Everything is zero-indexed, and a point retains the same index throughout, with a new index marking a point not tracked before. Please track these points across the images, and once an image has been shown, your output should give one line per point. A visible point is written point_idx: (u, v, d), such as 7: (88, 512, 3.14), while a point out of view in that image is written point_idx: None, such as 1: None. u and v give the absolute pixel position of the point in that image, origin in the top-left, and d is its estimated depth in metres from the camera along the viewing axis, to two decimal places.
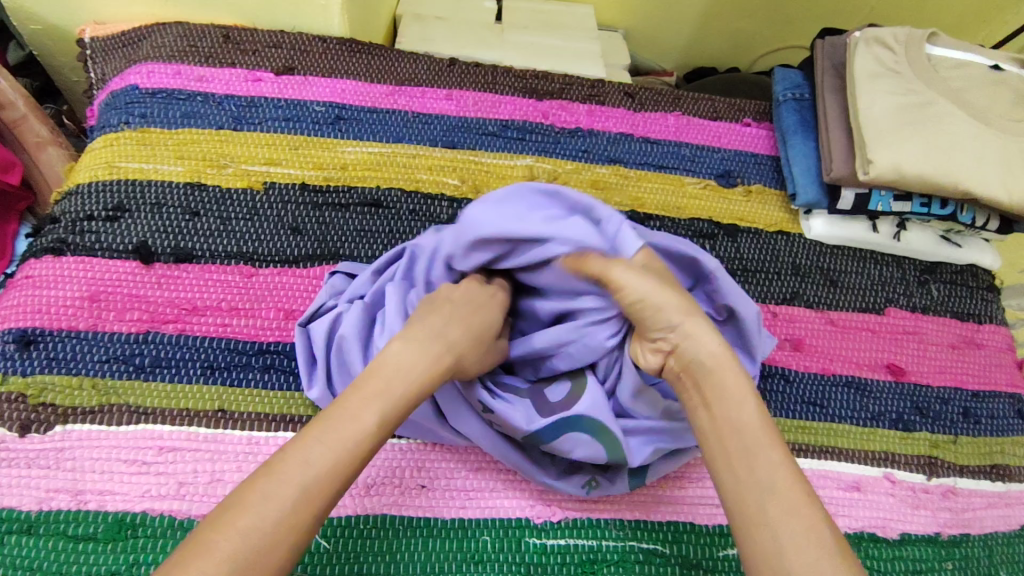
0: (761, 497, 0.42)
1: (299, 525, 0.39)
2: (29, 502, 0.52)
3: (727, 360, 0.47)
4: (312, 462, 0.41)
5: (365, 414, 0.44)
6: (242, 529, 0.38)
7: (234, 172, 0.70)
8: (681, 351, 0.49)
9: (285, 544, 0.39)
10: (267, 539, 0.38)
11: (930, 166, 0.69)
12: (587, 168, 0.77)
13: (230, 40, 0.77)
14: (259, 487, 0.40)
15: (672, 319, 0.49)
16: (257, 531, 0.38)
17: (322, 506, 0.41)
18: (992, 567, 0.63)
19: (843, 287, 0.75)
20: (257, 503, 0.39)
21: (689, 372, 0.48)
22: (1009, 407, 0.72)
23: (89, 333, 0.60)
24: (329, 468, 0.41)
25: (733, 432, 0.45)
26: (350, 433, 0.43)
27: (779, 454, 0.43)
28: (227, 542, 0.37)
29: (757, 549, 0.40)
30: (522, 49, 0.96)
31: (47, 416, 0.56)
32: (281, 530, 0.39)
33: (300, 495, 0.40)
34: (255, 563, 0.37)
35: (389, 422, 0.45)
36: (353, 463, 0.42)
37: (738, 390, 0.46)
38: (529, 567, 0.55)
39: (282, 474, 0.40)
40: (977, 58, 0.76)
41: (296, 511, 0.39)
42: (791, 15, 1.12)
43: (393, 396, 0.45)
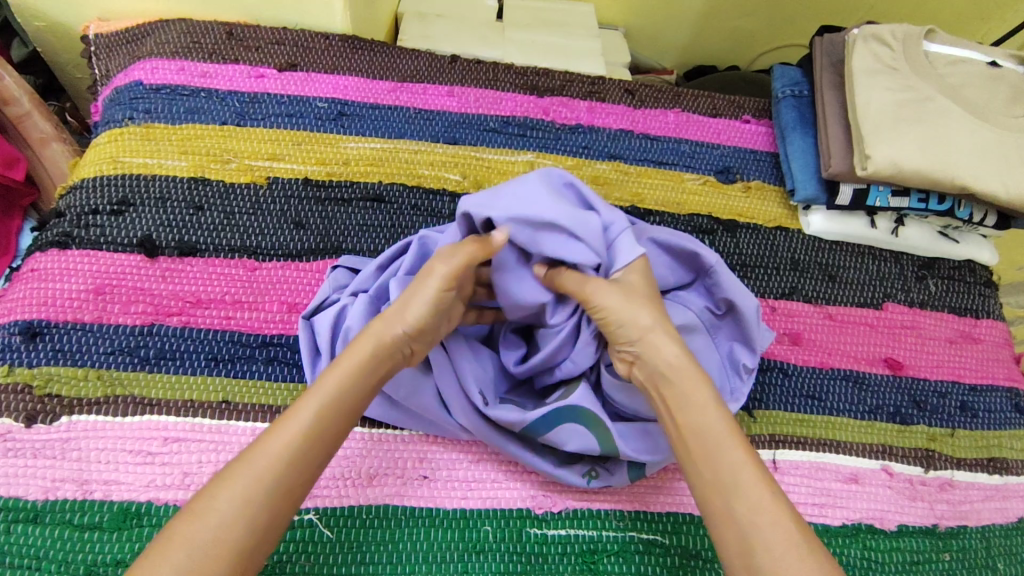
0: (726, 498, 0.44)
1: (257, 506, 0.42)
2: (35, 492, 0.53)
3: (687, 366, 0.49)
4: (266, 448, 0.44)
5: (312, 400, 0.46)
6: (201, 522, 0.40)
7: (237, 167, 0.71)
8: (644, 364, 0.51)
9: (245, 526, 0.41)
10: (227, 519, 0.41)
11: (926, 162, 0.69)
12: (587, 164, 0.78)
13: (234, 36, 0.77)
14: (219, 481, 0.43)
15: (631, 336, 0.51)
16: (217, 518, 0.41)
17: (282, 488, 0.43)
18: (990, 559, 0.63)
19: (842, 282, 0.76)
20: (215, 494, 0.42)
21: (654, 383, 0.50)
22: (1006, 401, 0.73)
23: (94, 325, 0.60)
24: (277, 456, 0.44)
25: (697, 436, 0.47)
26: (294, 423, 0.45)
27: (741, 453, 0.45)
28: (188, 529, 0.40)
29: (728, 549, 0.43)
30: (523, 48, 0.96)
31: (52, 407, 0.56)
32: (238, 512, 0.41)
33: (255, 479, 0.42)
34: (216, 546, 0.40)
35: (329, 412, 0.46)
36: (299, 451, 0.44)
37: (699, 397, 0.48)
38: (530, 557, 0.55)
39: (240, 465, 0.43)
40: (974, 54, 0.76)
41: (248, 498, 0.42)
42: (790, 14, 1.13)
43: (324, 382, 0.47)
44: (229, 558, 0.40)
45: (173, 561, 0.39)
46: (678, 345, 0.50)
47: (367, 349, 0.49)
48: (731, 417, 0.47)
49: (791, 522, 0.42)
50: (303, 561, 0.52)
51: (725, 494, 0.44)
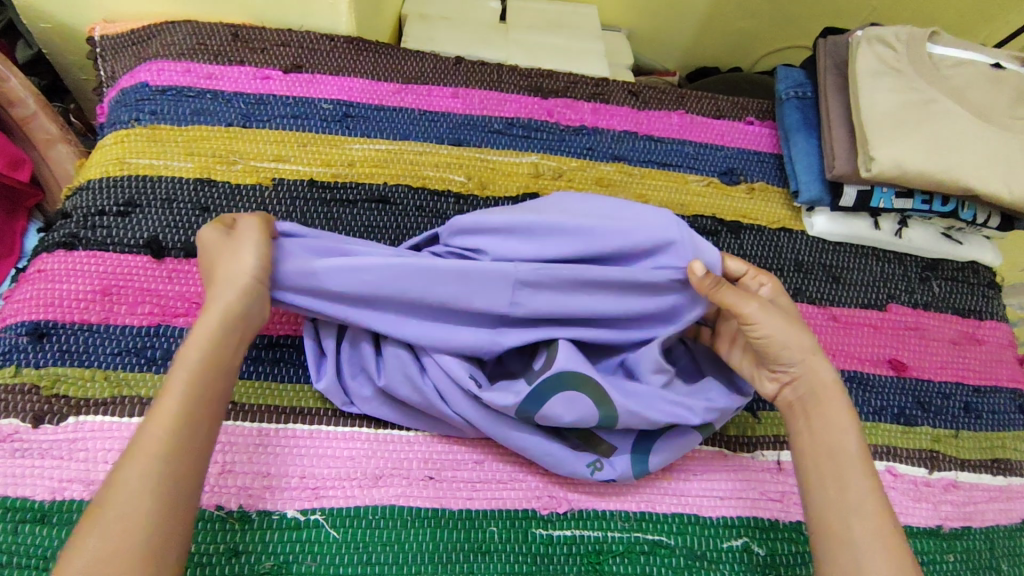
0: (848, 516, 0.48)
1: (149, 481, 0.42)
2: (42, 492, 0.53)
3: (836, 394, 0.53)
4: (142, 433, 0.45)
5: (173, 378, 0.47)
6: (111, 503, 0.41)
7: (243, 169, 0.71)
8: (797, 385, 0.54)
9: (149, 502, 0.42)
10: (131, 500, 0.42)
11: (930, 164, 0.69)
12: (591, 166, 0.78)
13: (239, 38, 0.78)
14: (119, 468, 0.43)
15: (795, 356, 0.54)
16: (121, 505, 0.41)
17: (168, 458, 0.44)
18: (994, 560, 0.63)
19: (845, 283, 0.76)
20: (118, 479, 0.42)
21: (801, 401, 0.54)
22: (1009, 402, 0.73)
23: (101, 326, 0.61)
24: (166, 426, 0.45)
25: (830, 455, 0.51)
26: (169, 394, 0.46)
27: (869, 481, 0.49)
28: (107, 510, 0.41)
29: (832, 556, 0.47)
30: (526, 49, 0.97)
31: (60, 407, 0.56)
32: (135, 492, 0.42)
33: (139, 461, 0.43)
34: (135, 518, 0.41)
35: (201, 377, 0.47)
36: (182, 415, 0.45)
37: (843, 421, 0.52)
38: (536, 557, 0.55)
39: (124, 458, 0.44)
40: (977, 56, 0.77)
41: (149, 469, 0.43)
42: (793, 15, 1.13)
43: (195, 347, 0.49)
44: (151, 521, 0.41)
45: (94, 543, 0.40)
46: (834, 371, 0.55)
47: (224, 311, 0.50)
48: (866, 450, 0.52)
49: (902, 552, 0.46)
50: (308, 561, 0.52)
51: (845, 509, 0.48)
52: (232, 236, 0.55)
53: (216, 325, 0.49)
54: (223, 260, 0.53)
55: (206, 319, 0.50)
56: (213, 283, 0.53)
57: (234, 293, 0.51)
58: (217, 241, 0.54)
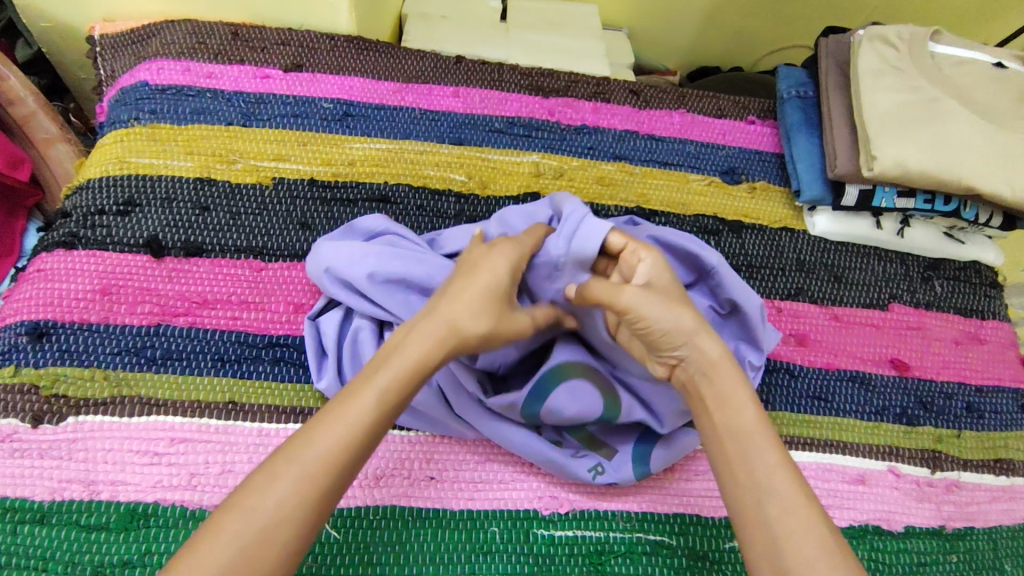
0: (761, 498, 0.43)
1: (306, 505, 0.40)
2: (41, 493, 0.53)
3: (728, 364, 0.49)
4: (312, 441, 0.42)
5: (365, 393, 0.44)
6: (252, 511, 0.39)
7: (243, 168, 0.71)
8: (687, 365, 0.50)
9: (289, 528, 0.40)
10: (276, 518, 0.39)
11: (932, 163, 0.69)
12: (592, 165, 0.78)
13: (239, 37, 0.77)
14: (268, 472, 0.41)
15: (677, 334, 0.49)
16: (261, 515, 0.39)
17: (328, 486, 0.41)
18: (997, 561, 0.63)
19: (847, 283, 0.75)
20: (266, 488, 0.40)
21: (694, 382, 0.50)
22: (1012, 402, 0.73)
23: (100, 326, 0.60)
24: (331, 450, 0.42)
25: (732, 435, 0.46)
26: (351, 414, 0.43)
27: (777, 457, 0.45)
28: (241, 514, 0.39)
29: (756, 546, 0.42)
30: (527, 48, 0.96)
31: (59, 407, 0.56)
32: (286, 511, 0.40)
33: (302, 475, 0.41)
34: (263, 537, 0.39)
35: (383, 416, 0.45)
36: (351, 450, 0.43)
37: (738, 395, 0.47)
38: (537, 558, 0.55)
39: (283, 460, 0.41)
40: (978, 55, 0.77)
41: (302, 494, 0.40)
42: (793, 15, 1.13)
43: (390, 372, 0.45)
44: (275, 551, 0.39)
45: (221, 550, 0.38)
46: (724, 347, 0.49)
47: (438, 345, 0.47)
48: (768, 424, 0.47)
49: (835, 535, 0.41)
50: (309, 562, 0.52)
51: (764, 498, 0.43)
52: (478, 262, 0.52)
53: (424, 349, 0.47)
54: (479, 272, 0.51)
55: (417, 342, 0.47)
56: (438, 302, 0.49)
57: (441, 330, 0.47)
58: (503, 265, 0.51)
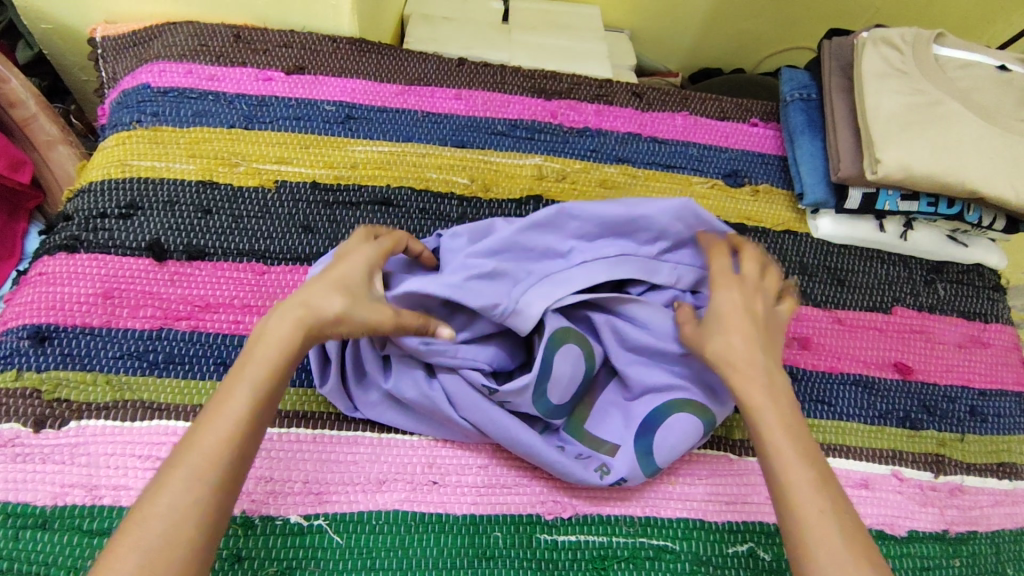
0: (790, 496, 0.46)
1: (198, 502, 0.41)
2: (43, 498, 0.53)
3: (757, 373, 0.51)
4: (195, 444, 0.43)
5: (238, 390, 0.46)
6: (147, 521, 0.40)
7: (246, 171, 0.70)
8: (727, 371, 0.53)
9: (190, 523, 0.41)
10: (173, 517, 0.40)
11: (937, 166, 0.69)
12: (595, 168, 0.78)
13: (241, 39, 0.77)
14: (158, 482, 0.42)
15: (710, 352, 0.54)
16: (157, 520, 0.40)
17: (223, 477, 0.43)
18: (1000, 565, 0.63)
19: (851, 287, 0.75)
20: (158, 495, 0.41)
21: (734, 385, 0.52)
22: (1015, 405, 0.73)
23: (102, 330, 0.60)
24: (217, 443, 0.44)
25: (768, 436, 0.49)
26: (228, 408, 0.45)
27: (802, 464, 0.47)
28: (137, 527, 0.40)
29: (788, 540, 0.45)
30: (529, 50, 0.96)
31: (61, 411, 0.56)
32: (178, 511, 0.41)
33: (191, 475, 0.42)
34: (162, 539, 0.40)
35: (262, 399, 0.46)
36: (237, 439, 0.44)
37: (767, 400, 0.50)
38: (541, 563, 0.55)
39: (170, 467, 0.43)
40: (982, 58, 0.77)
41: (194, 490, 0.42)
42: (796, 16, 1.13)
43: (260, 363, 0.48)
44: (178, 549, 0.40)
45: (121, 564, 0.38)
46: (749, 355, 0.52)
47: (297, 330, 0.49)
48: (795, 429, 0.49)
49: (847, 523, 0.45)
50: (312, 567, 0.52)
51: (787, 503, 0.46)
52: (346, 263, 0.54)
53: (284, 334, 0.49)
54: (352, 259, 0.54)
55: (279, 332, 0.49)
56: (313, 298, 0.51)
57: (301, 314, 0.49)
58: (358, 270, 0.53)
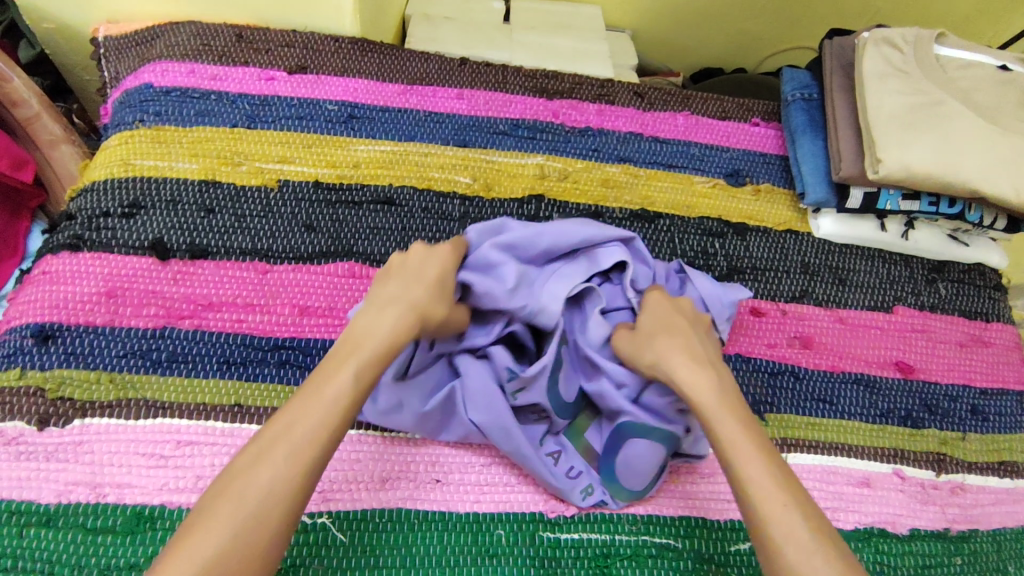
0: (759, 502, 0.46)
1: (295, 483, 0.44)
2: (47, 496, 0.53)
3: (705, 385, 0.52)
4: (293, 427, 0.45)
5: (340, 373, 0.48)
6: (241, 497, 0.42)
7: (248, 170, 0.71)
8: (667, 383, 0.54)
9: (284, 500, 0.43)
10: (266, 496, 0.43)
11: (938, 166, 0.69)
12: (596, 167, 0.78)
13: (243, 39, 0.77)
14: (252, 458, 0.44)
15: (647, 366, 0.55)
16: (252, 494, 0.42)
17: (314, 461, 0.45)
18: (1001, 563, 0.63)
19: (852, 286, 0.75)
20: (252, 472, 0.43)
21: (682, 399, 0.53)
22: (1016, 404, 0.73)
23: (106, 329, 0.60)
24: (314, 428, 0.46)
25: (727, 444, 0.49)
26: (327, 393, 0.47)
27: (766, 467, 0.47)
28: (230, 502, 0.42)
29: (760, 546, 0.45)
30: (530, 49, 0.96)
31: (65, 410, 0.56)
32: (277, 491, 0.43)
33: (292, 457, 0.44)
34: (256, 516, 0.42)
35: (363, 382, 0.49)
36: (334, 425, 0.46)
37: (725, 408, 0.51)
38: (543, 561, 0.55)
39: (269, 444, 0.45)
40: (982, 58, 0.77)
41: (286, 470, 0.44)
42: (797, 16, 1.13)
43: (365, 354, 0.49)
44: (269, 528, 0.42)
45: (216, 533, 0.41)
46: (694, 368, 0.53)
47: (407, 326, 0.52)
48: (755, 432, 0.50)
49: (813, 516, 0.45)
50: (315, 564, 0.52)
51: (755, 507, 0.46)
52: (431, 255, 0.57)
53: (390, 329, 0.51)
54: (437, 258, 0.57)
55: (387, 323, 0.51)
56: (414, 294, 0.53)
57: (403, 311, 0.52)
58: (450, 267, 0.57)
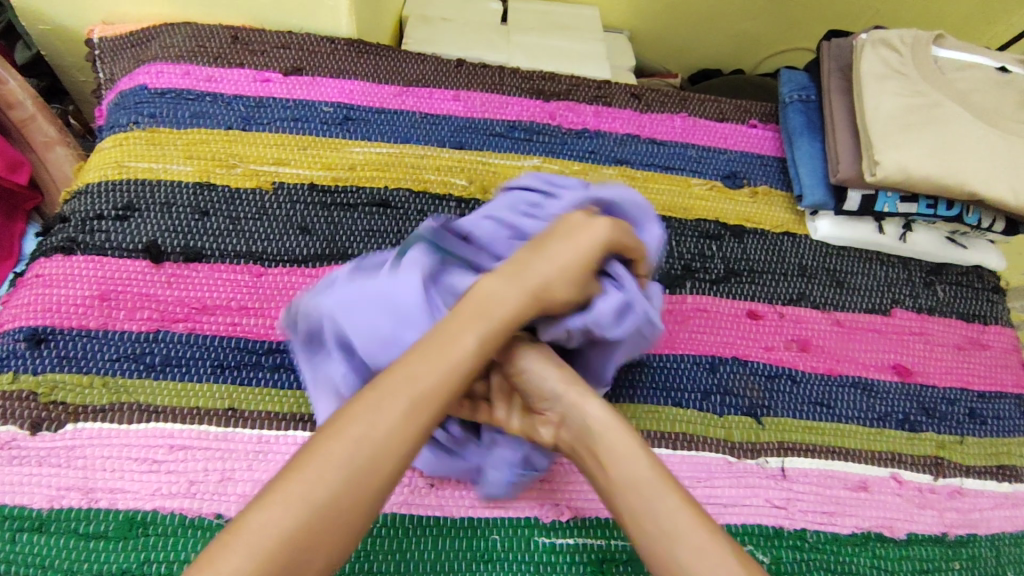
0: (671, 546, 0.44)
1: (411, 436, 0.44)
2: (40, 501, 0.52)
3: (614, 424, 0.49)
4: (417, 378, 0.45)
5: (466, 334, 0.47)
6: (357, 440, 0.42)
7: (243, 173, 0.70)
8: (569, 422, 0.50)
9: (396, 453, 0.43)
10: (381, 445, 0.42)
11: (936, 167, 0.69)
12: (593, 169, 0.78)
13: (239, 41, 0.77)
14: (366, 402, 0.44)
15: (558, 394, 0.51)
16: (365, 437, 0.42)
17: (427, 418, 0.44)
18: (999, 568, 0.63)
19: (849, 288, 0.75)
20: (367, 417, 0.43)
21: (582, 441, 0.50)
22: (1014, 407, 0.73)
23: (99, 332, 0.60)
24: (433, 385, 0.45)
25: (631, 485, 0.46)
26: (453, 352, 0.47)
27: (677, 499, 0.45)
28: (343, 444, 0.42)
29: None
30: (527, 50, 0.96)
31: (58, 414, 0.56)
32: (391, 443, 0.43)
33: (408, 410, 0.44)
34: (369, 464, 0.42)
35: (485, 349, 0.48)
36: (450, 384, 0.46)
37: (630, 446, 0.48)
38: (539, 566, 0.55)
39: (389, 393, 0.44)
40: (980, 59, 0.76)
41: (402, 424, 0.43)
42: (796, 17, 1.12)
43: (491, 322, 0.48)
44: (378, 479, 0.42)
45: (328, 474, 0.41)
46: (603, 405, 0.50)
47: (537, 300, 0.50)
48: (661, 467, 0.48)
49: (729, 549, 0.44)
50: None
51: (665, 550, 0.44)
52: (588, 225, 0.53)
53: (517, 306, 0.49)
54: (583, 242, 0.52)
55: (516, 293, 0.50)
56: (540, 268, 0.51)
57: (534, 285, 0.50)
58: (599, 242, 0.52)
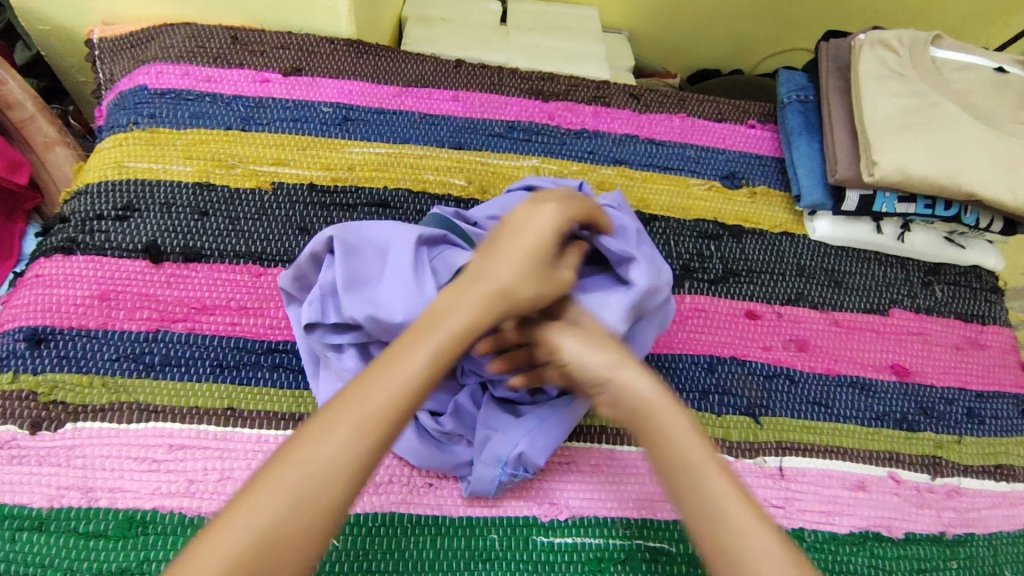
0: (721, 524, 0.42)
1: (357, 462, 0.42)
2: (39, 500, 0.53)
3: (663, 402, 0.47)
4: (369, 399, 0.43)
5: (419, 353, 0.46)
6: (307, 464, 0.41)
7: (243, 173, 0.70)
8: (615, 398, 0.48)
9: (346, 478, 0.41)
10: (332, 470, 0.41)
11: (933, 168, 0.69)
12: (592, 169, 0.78)
13: (238, 41, 0.77)
14: (319, 426, 0.42)
15: (604, 375, 0.48)
16: (318, 462, 0.41)
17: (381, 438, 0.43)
18: (997, 567, 0.63)
19: (848, 288, 0.75)
20: (318, 440, 0.42)
21: (631, 417, 0.47)
22: (1012, 407, 0.73)
23: (99, 332, 0.60)
24: (386, 404, 0.44)
25: (680, 461, 0.45)
26: (406, 370, 0.45)
27: (724, 481, 0.44)
28: (292, 469, 0.40)
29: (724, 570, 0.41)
30: (526, 51, 0.96)
31: (58, 413, 0.56)
32: (341, 467, 0.41)
33: (358, 429, 0.42)
34: (319, 488, 0.40)
35: (438, 366, 0.46)
36: (407, 402, 0.44)
37: (680, 424, 0.46)
38: (537, 565, 0.55)
39: (337, 416, 0.43)
40: (978, 60, 0.77)
41: (353, 446, 0.42)
42: (795, 17, 1.13)
43: (441, 335, 0.47)
44: (326, 505, 0.40)
45: (274, 502, 0.39)
46: (649, 379, 0.48)
47: (488, 308, 0.49)
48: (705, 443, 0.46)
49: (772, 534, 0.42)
50: None
51: (715, 526, 0.42)
52: (531, 226, 0.53)
53: (467, 319, 0.48)
54: (530, 233, 0.53)
55: (462, 304, 0.49)
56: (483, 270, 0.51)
57: (482, 297, 0.50)
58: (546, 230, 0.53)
